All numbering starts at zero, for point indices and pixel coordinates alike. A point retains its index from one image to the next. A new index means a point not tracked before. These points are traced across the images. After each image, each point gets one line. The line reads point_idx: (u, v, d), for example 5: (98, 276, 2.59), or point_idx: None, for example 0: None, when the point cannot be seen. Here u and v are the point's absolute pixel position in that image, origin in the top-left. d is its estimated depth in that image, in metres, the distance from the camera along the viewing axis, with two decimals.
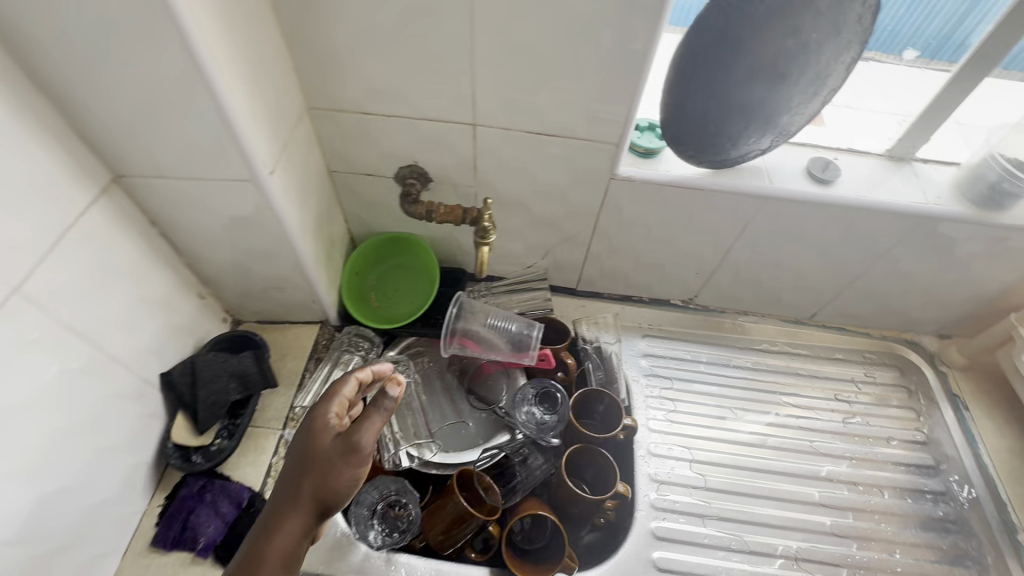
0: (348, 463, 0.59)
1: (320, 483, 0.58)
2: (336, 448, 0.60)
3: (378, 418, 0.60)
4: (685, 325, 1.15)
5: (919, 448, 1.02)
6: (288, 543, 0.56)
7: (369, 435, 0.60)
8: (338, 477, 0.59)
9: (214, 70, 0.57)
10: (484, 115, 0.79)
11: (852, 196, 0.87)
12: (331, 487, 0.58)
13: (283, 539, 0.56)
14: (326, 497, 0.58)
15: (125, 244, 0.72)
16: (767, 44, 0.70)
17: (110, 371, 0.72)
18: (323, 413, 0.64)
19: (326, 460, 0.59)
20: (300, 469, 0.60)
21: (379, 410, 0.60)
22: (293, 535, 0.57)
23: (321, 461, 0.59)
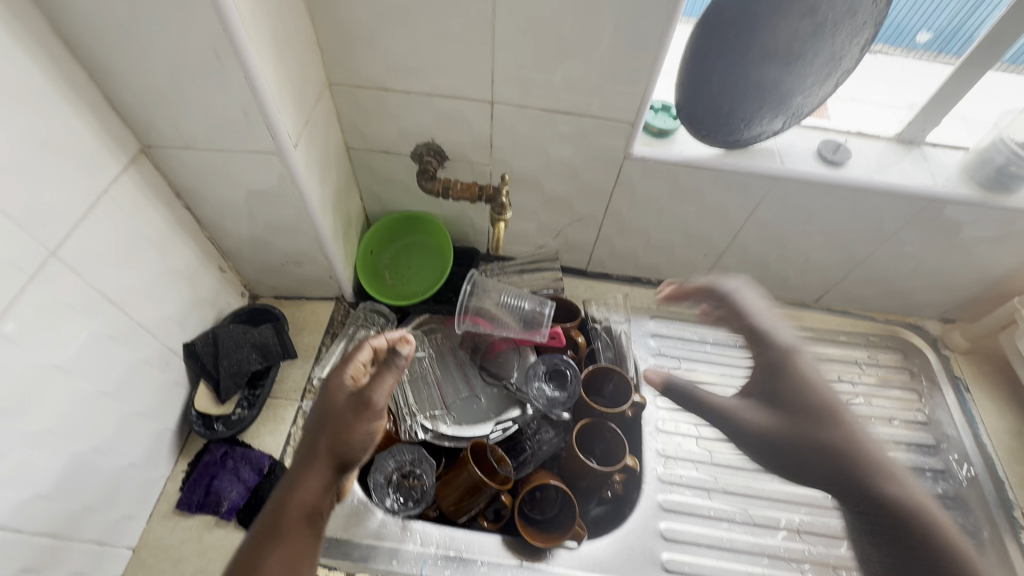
0: (363, 417, 0.67)
1: (337, 437, 0.66)
2: (351, 405, 0.68)
3: (389, 375, 0.69)
4: (692, 307, 1.17)
5: (920, 428, 1.05)
6: (312, 492, 0.63)
7: (382, 391, 0.68)
8: (353, 430, 0.67)
9: (244, 41, 0.58)
10: (502, 92, 0.80)
11: (862, 178, 0.89)
12: (349, 441, 0.66)
13: (308, 488, 0.63)
14: (343, 449, 0.66)
15: (151, 214, 0.74)
16: (784, 25, 0.71)
17: (138, 338, 0.74)
18: (338, 380, 0.72)
19: (343, 416, 0.67)
20: (320, 428, 0.68)
21: (390, 368, 0.69)
22: (316, 486, 0.64)
23: (339, 419, 0.67)
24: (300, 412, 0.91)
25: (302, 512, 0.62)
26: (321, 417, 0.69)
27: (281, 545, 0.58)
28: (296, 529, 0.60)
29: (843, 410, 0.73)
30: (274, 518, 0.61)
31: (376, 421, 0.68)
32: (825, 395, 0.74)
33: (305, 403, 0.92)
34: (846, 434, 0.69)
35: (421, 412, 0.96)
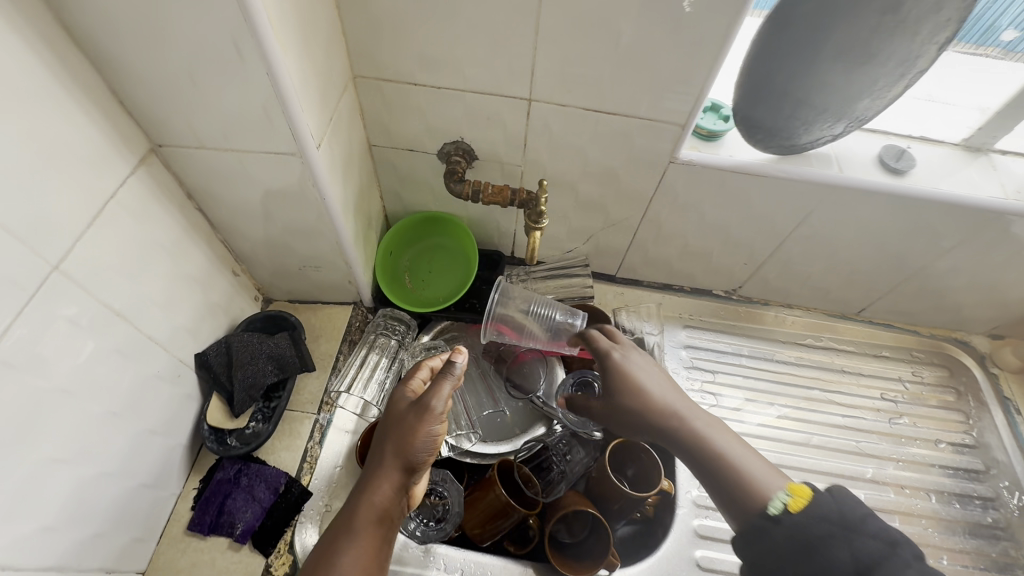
0: (423, 422, 0.65)
1: (399, 444, 0.65)
2: (412, 412, 0.67)
3: (444, 385, 0.67)
4: (726, 316, 1.11)
5: (967, 452, 0.99)
6: (382, 498, 0.64)
7: (438, 400, 0.66)
8: (414, 437, 0.65)
9: (268, 32, 0.52)
10: (543, 89, 0.74)
11: (925, 189, 0.82)
12: (411, 447, 0.65)
13: (377, 493, 0.64)
14: (405, 456, 0.65)
15: (161, 218, 0.68)
16: (861, 23, 0.64)
17: (149, 352, 0.69)
18: (402, 388, 0.72)
19: (405, 422, 0.66)
20: (387, 434, 0.68)
21: (446, 377, 0.67)
22: (385, 492, 0.64)
23: (401, 425, 0.66)
24: (318, 425, 0.87)
25: (372, 516, 0.62)
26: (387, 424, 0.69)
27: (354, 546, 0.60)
28: (366, 533, 0.61)
29: (647, 376, 0.79)
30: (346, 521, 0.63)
31: (437, 428, 0.66)
32: (635, 366, 0.80)
33: (322, 416, 0.88)
34: (643, 398, 0.77)
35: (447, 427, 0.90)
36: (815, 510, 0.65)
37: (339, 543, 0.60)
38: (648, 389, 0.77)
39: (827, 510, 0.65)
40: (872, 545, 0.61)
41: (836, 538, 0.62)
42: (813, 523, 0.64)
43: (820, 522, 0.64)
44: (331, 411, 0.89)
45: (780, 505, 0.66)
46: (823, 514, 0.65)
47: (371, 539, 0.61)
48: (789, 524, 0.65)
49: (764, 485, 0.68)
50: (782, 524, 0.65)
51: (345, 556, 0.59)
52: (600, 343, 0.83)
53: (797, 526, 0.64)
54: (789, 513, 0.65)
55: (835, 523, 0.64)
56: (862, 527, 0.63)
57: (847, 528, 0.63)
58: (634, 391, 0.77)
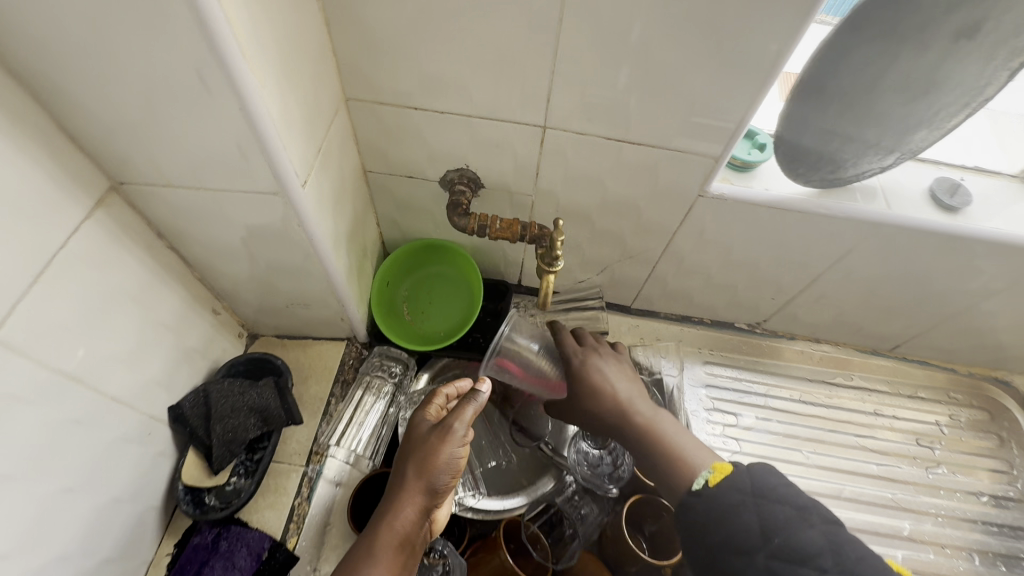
0: (447, 443, 0.60)
1: (422, 464, 0.60)
2: (434, 433, 0.62)
3: (470, 406, 0.62)
4: (750, 351, 1.03)
5: (1010, 506, 0.93)
6: (402, 524, 0.57)
7: (461, 421, 0.61)
8: (438, 457, 0.60)
9: (239, 60, 0.43)
10: (559, 115, 0.65)
11: (983, 228, 0.74)
12: (433, 470, 0.59)
13: (399, 517, 0.57)
14: (429, 478, 0.59)
15: (126, 263, 0.60)
16: (932, 47, 0.56)
17: (112, 413, 0.61)
18: (420, 412, 0.66)
19: (427, 442, 0.61)
20: (405, 457, 0.62)
21: (472, 399, 0.63)
22: (407, 515, 0.58)
23: (422, 446, 0.61)
24: (306, 479, 0.79)
25: (392, 543, 0.56)
26: (406, 446, 0.63)
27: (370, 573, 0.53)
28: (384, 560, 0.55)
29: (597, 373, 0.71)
30: (361, 548, 0.56)
31: (461, 450, 0.61)
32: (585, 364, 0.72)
33: (311, 468, 0.79)
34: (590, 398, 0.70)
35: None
36: (731, 484, 0.55)
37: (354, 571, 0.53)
38: (604, 386, 0.70)
39: (743, 479, 0.55)
40: (785, 514, 0.52)
41: (746, 507, 0.53)
42: (725, 494, 0.55)
43: (734, 494, 0.54)
44: (320, 462, 0.80)
45: (701, 481, 0.57)
46: (740, 484, 0.55)
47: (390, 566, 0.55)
48: (705, 499, 0.56)
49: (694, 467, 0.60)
50: (697, 501, 0.56)
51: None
52: (566, 345, 0.74)
53: (711, 500, 0.55)
54: (706, 488, 0.56)
55: (747, 490, 0.54)
56: (778, 493, 0.54)
57: (761, 493, 0.54)
58: (590, 393, 0.70)
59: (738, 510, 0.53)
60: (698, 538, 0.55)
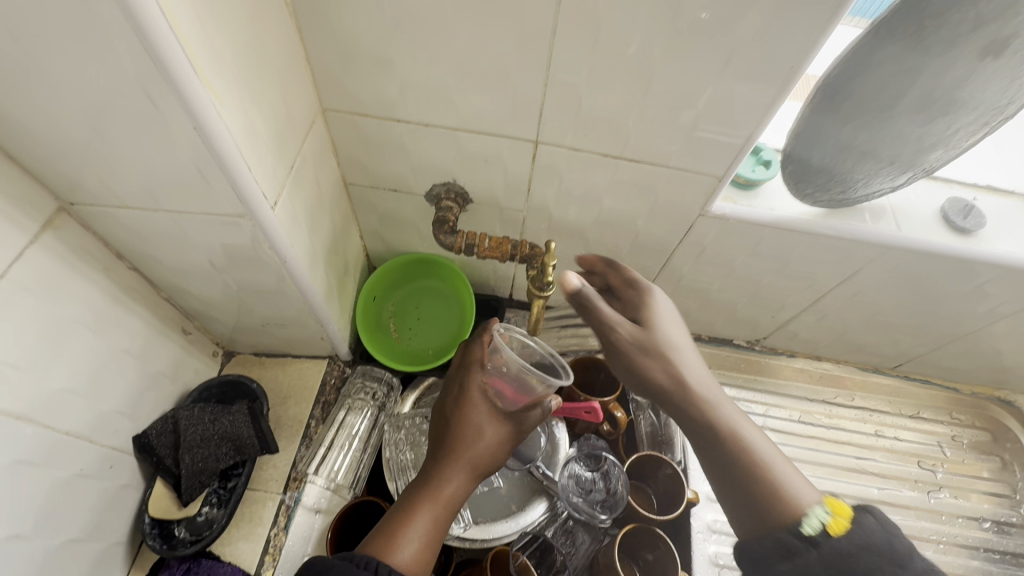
0: (503, 426, 0.58)
1: (489, 444, 0.57)
2: (506, 421, 0.58)
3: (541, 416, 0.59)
4: (747, 369, 0.99)
5: (1013, 532, 0.91)
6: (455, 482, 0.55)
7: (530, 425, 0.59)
8: (502, 447, 0.58)
9: (188, 75, 0.39)
10: (551, 130, 0.61)
11: (998, 251, 0.70)
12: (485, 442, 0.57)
13: (456, 485, 0.55)
14: (490, 458, 0.57)
15: (81, 287, 0.56)
16: (954, 64, 0.51)
17: (66, 448, 0.57)
18: (472, 366, 0.61)
19: (497, 426, 0.58)
20: (458, 416, 0.58)
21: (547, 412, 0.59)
22: (465, 487, 0.56)
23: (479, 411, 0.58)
24: (283, 507, 0.74)
25: (444, 500, 0.54)
26: (462, 401, 0.59)
27: (422, 528, 0.52)
28: (434, 515, 0.53)
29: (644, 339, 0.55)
30: (414, 498, 0.54)
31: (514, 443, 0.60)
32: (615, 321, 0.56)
33: (287, 495, 0.75)
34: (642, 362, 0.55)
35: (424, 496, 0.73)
36: (860, 533, 0.44)
37: (406, 521, 0.52)
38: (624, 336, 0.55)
39: (873, 538, 0.44)
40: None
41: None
42: (853, 554, 0.43)
43: (866, 557, 0.43)
44: (298, 489, 0.76)
45: (816, 524, 0.45)
46: (872, 544, 0.44)
47: (439, 523, 0.53)
48: (825, 549, 0.44)
49: (798, 499, 0.47)
50: (818, 553, 0.44)
51: (413, 536, 0.51)
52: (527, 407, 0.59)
53: (834, 557, 0.43)
54: (825, 537, 0.45)
55: (884, 555, 0.43)
56: (913, 563, 0.43)
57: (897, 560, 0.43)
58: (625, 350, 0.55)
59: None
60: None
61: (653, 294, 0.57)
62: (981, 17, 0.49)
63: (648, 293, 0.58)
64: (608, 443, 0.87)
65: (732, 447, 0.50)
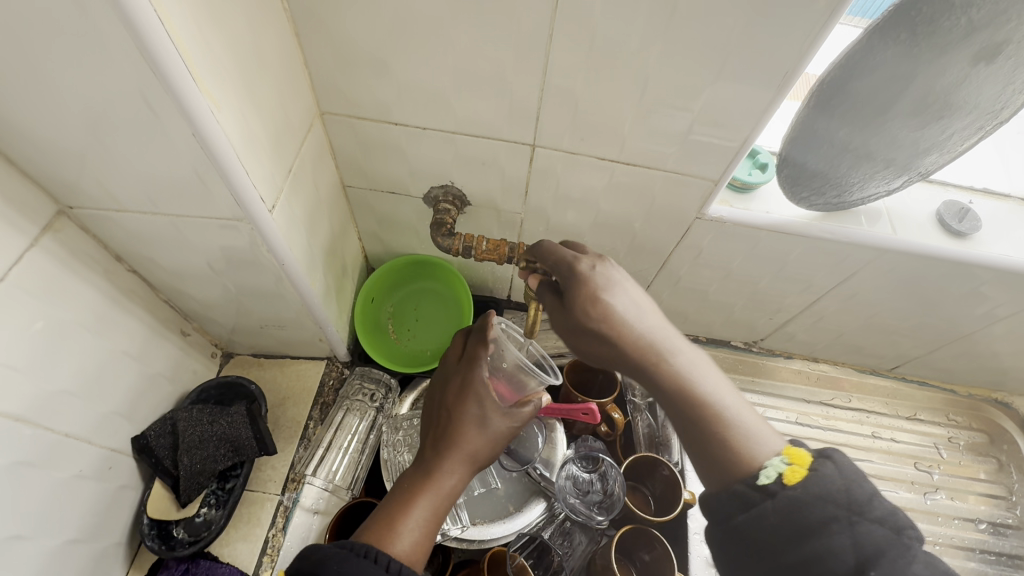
0: (503, 416, 0.57)
1: (487, 437, 0.56)
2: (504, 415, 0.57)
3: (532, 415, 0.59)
4: (745, 370, 1.00)
5: (1009, 533, 0.91)
6: (455, 471, 0.54)
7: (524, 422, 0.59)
8: (498, 441, 0.57)
9: (186, 81, 0.39)
10: (548, 133, 0.61)
11: (993, 254, 0.70)
12: (485, 432, 0.56)
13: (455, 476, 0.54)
14: (488, 452, 0.57)
15: (80, 290, 0.56)
16: (949, 67, 0.52)
17: (66, 450, 0.57)
18: (471, 356, 0.60)
19: (496, 420, 0.57)
20: (456, 406, 0.57)
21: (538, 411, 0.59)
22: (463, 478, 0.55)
23: (478, 400, 0.57)
24: (282, 507, 0.75)
25: (444, 488, 0.53)
26: (460, 390, 0.58)
27: (422, 516, 0.51)
28: (434, 503, 0.52)
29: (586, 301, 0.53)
30: (414, 486, 0.53)
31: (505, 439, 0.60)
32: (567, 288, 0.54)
33: (287, 496, 0.76)
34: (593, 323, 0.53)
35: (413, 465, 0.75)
36: (816, 480, 0.42)
37: (406, 509, 0.51)
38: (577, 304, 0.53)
39: (830, 484, 0.41)
40: (877, 535, 0.39)
41: (839, 525, 0.40)
42: (808, 503, 0.41)
43: (820, 505, 0.41)
44: (297, 490, 0.76)
45: (772, 474, 0.43)
46: (828, 489, 0.41)
47: (438, 512, 0.53)
48: (780, 498, 0.42)
49: (754, 449, 0.45)
50: (771, 504, 0.42)
51: (413, 524, 0.50)
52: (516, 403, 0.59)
53: (789, 508, 0.41)
54: (780, 487, 0.43)
55: (839, 502, 0.41)
56: (869, 509, 0.40)
57: (854, 508, 0.40)
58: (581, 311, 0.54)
59: (825, 526, 0.40)
60: (765, 553, 0.42)
61: (579, 267, 0.54)
62: (973, 23, 0.49)
63: (577, 266, 0.54)
64: (606, 444, 0.88)
65: (688, 404, 0.48)
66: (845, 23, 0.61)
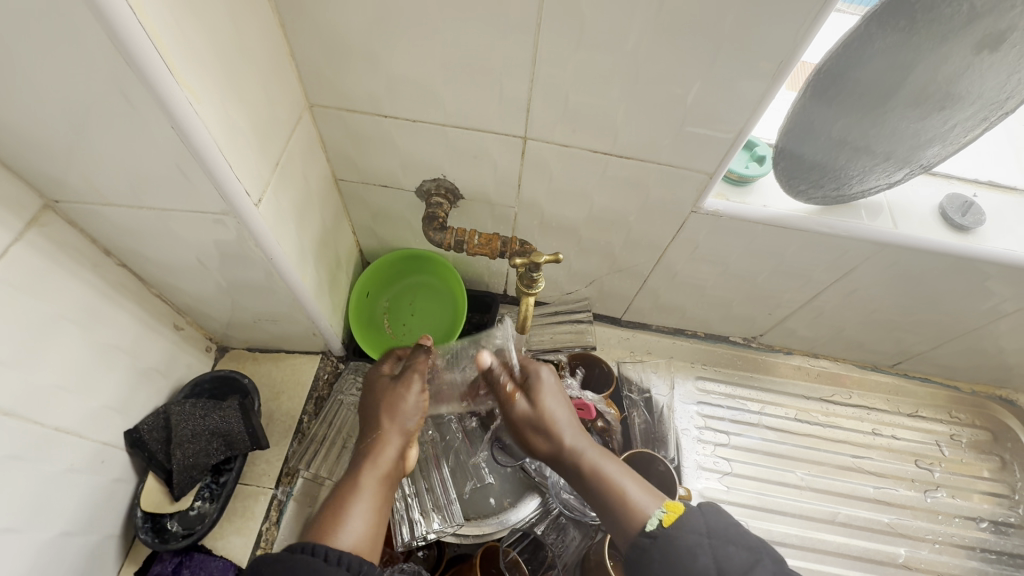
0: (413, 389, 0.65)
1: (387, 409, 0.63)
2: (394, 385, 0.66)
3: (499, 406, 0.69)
4: (744, 366, 0.98)
5: (1010, 532, 0.90)
6: (382, 462, 0.59)
7: (417, 374, 0.66)
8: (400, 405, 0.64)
9: (164, 74, 0.39)
10: (540, 125, 0.60)
11: (997, 248, 0.69)
12: (401, 414, 0.63)
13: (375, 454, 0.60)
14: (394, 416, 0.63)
15: (68, 285, 0.56)
16: (950, 59, 0.51)
17: (58, 444, 0.57)
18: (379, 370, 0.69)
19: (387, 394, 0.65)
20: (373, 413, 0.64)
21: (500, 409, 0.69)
22: (382, 454, 0.60)
23: (387, 396, 0.65)
24: (275, 502, 0.75)
25: (373, 483, 0.57)
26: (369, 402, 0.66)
27: (360, 513, 0.54)
28: (369, 502, 0.56)
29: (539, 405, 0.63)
30: (343, 492, 0.56)
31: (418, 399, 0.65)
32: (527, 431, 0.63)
33: (280, 491, 0.75)
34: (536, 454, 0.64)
35: (406, 486, 0.77)
36: (688, 520, 0.49)
37: (340, 510, 0.54)
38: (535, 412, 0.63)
39: (696, 521, 0.49)
40: (738, 556, 0.46)
41: (702, 549, 0.47)
42: (682, 538, 0.48)
43: (690, 540, 0.48)
44: (291, 485, 0.76)
45: (654, 521, 0.50)
46: (695, 524, 0.48)
47: (377, 492, 0.57)
48: (663, 541, 0.48)
49: (643, 509, 0.52)
50: (653, 545, 0.49)
51: (351, 518, 0.53)
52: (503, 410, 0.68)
53: (669, 545, 0.48)
54: (662, 530, 0.49)
55: (701, 531, 0.48)
56: (727, 533, 0.48)
57: (714, 536, 0.47)
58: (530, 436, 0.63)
59: (695, 555, 0.46)
60: None
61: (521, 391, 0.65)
62: (975, 10, 0.48)
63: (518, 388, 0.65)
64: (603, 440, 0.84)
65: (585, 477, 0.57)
66: (843, 10, 0.55)
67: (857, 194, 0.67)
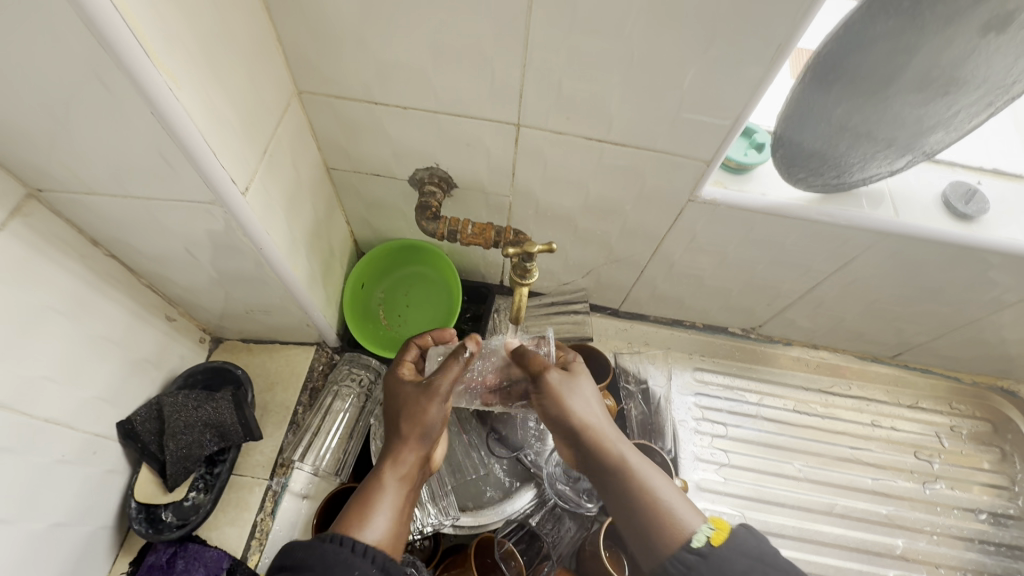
0: (438, 398, 0.59)
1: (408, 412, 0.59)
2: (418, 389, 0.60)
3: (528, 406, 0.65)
4: (742, 357, 0.98)
5: (1009, 523, 0.90)
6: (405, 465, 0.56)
7: (445, 379, 0.59)
8: (424, 413, 0.58)
9: (141, 59, 0.38)
10: (533, 112, 0.59)
11: (1000, 237, 0.67)
12: (425, 423, 0.58)
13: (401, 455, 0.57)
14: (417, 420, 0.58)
15: (54, 276, 0.55)
16: (957, 41, 0.49)
17: (47, 435, 0.57)
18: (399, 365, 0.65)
19: (410, 398, 0.60)
20: (397, 416, 0.60)
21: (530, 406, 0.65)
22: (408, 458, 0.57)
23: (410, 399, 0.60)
24: (270, 492, 0.75)
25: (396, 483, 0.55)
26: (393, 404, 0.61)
27: (384, 513, 0.51)
28: (393, 500, 0.53)
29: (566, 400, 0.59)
30: (366, 491, 0.53)
31: (443, 408, 0.59)
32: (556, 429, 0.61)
33: (275, 482, 0.75)
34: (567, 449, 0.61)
35: None
36: (739, 541, 0.45)
37: (366, 509, 0.51)
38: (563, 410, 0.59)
39: (749, 543, 0.45)
40: None
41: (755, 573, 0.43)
42: (731, 558, 0.44)
43: (740, 561, 0.44)
44: (286, 475, 0.76)
45: (702, 537, 0.46)
46: (746, 545, 0.45)
47: (403, 495, 0.54)
48: (710, 560, 0.45)
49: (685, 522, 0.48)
50: (702, 563, 0.45)
51: (375, 519, 0.50)
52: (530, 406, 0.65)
53: (718, 564, 0.44)
54: (711, 548, 0.45)
55: (752, 554, 0.44)
56: (779, 561, 0.44)
57: (767, 561, 0.44)
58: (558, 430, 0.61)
59: None
60: None
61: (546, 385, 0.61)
62: None
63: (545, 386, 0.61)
64: None
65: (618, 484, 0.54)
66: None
67: (867, 179, 0.65)
